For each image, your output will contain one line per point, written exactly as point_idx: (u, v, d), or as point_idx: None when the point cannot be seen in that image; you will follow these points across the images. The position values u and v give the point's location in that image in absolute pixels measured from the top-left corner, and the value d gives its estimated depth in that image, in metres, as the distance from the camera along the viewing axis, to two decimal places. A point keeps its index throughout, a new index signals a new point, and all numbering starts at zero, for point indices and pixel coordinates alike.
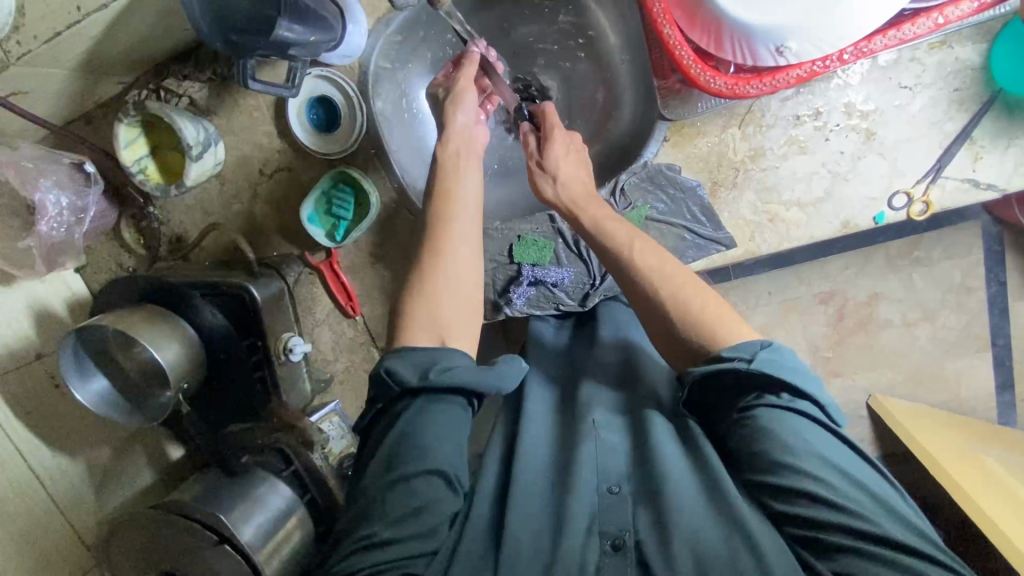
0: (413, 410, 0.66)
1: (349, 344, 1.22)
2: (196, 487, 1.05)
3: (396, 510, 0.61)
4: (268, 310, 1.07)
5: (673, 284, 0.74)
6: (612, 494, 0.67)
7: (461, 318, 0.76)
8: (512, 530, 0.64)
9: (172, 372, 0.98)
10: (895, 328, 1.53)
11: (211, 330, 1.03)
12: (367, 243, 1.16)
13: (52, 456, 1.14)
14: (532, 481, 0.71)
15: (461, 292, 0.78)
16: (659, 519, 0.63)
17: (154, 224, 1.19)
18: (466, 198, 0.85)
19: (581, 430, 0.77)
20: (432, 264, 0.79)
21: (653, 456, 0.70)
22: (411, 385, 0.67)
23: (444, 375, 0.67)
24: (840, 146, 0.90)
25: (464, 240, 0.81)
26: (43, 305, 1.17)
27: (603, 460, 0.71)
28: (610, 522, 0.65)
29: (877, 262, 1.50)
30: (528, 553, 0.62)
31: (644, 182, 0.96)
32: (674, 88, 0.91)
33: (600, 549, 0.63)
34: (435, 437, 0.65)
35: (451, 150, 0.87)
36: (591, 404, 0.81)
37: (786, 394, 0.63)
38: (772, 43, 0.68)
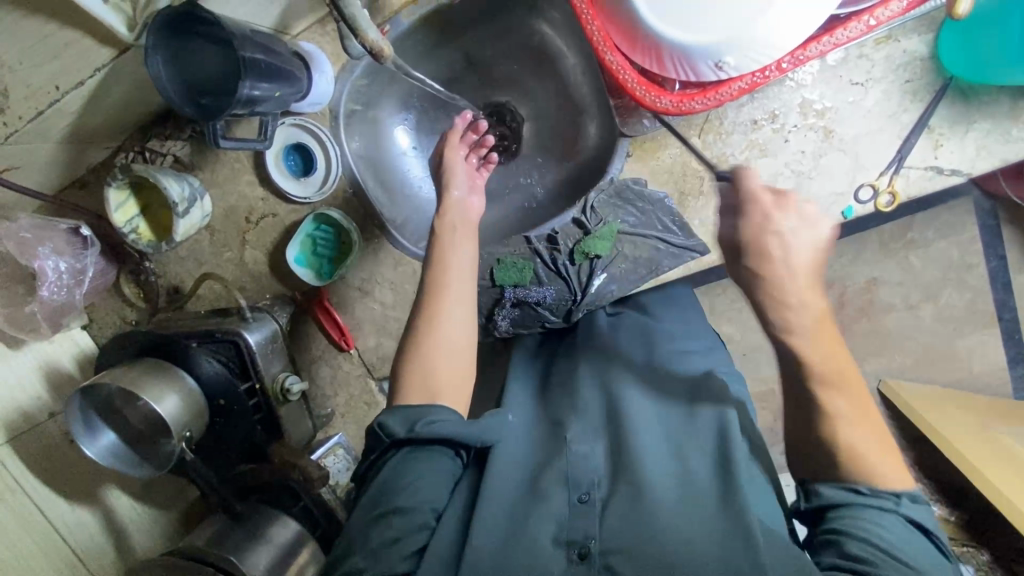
0: (402, 455, 0.71)
1: (345, 377, 1.25)
2: (208, 531, 1.13)
3: (370, 541, 0.65)
4: (263, 352, 1.10)
5: (850, 434, 0.70)
6: (582, 503, 0.70)
7: (427, 365, 0.79)
8: (474, 546, 0.66)
9: (173, 423, 1.00)
10: (897, 311, 1.52)
11: (210, 377, 1.07)
12: (353, 278, 1.18)
13: (72, 508, 1.19)
14: (502, 496, 0.72)
15: (448, 347, 0.81)
16: (626, 518, 0.66)
17: (151, 278, 1.24)
18: (456, 264, 0.88)
19: (555, 447, 0.79)
20: (427, 326, 0.83)
21: (626, 462, 0.74)
22: (400, 437, 0.71)
23: (429, 429, 0.70)
24: (801, 145, 0.91)
25: (456, 311, 0.84)
26: (54, 365, 1.21)
27: (572, 470, 0.74)
28: (577, 530, 0.67)
29: (870, 249, 1.49)
30: (488, 560, 0.64)
31: (612, 198, 1.00)
32: (628, 105, 0.94)
33: (567, 558, 0.65)
34: (414, 477, 0.69)
35: (448, 222, 0.94)
36: (572, 421, 0.83)
37: (903, 523, 0.65)
38: (710, 59, 0.70)
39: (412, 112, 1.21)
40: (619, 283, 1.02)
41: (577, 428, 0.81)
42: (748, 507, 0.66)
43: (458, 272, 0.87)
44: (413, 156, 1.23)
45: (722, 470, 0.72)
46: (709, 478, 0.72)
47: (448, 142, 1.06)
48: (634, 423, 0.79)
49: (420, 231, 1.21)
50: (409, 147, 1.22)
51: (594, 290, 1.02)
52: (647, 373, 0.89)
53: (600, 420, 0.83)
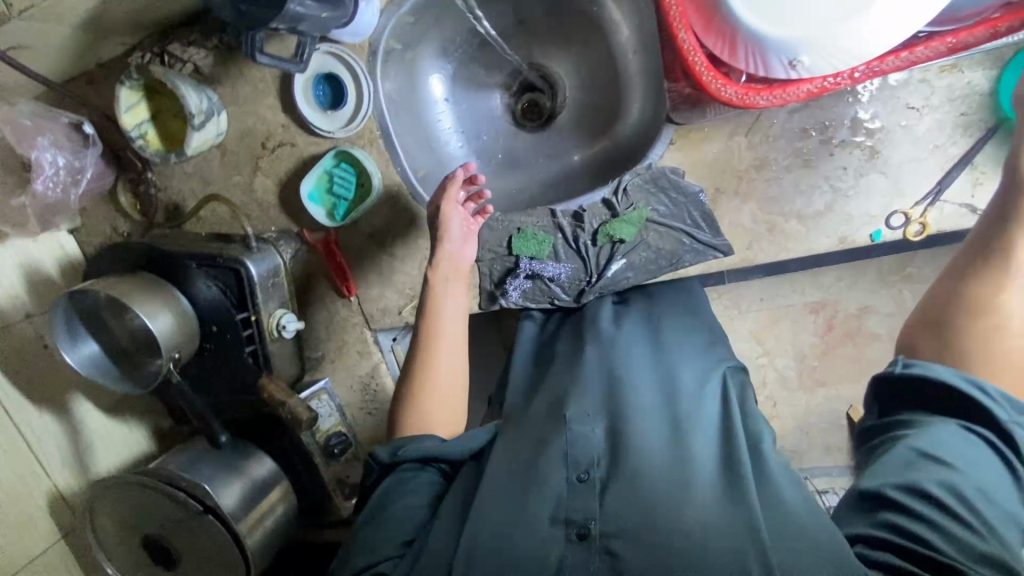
0: (391, 478, 0.76)
1: (341, 324, 1.22)
2: (183, 455, 1.13)
3: (368, 544, 0.70)
4: (263, 285, 1.06)
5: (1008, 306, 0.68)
6: (580, 481, 0.71)
7: (423, 407, 0.88)
8: (474, 527, 0.67)
9: (163, 342, 0.96)
10: (881, 342, 1.53)
11: (207, 301, 1.04)
12: (366, 224, 1.14)
13: (39, 415, 1.14)
14: (501, 472, 0.75)
15: (442, 392, 0.89)
16: (626, 502, 0.66)
17: (151, 190, 1.18)
18: (448, 307, 0.94)
19: (555, 425, 0.79)
20: (423, 371, 0.89)
21: (625, 448, 0.73)
22: (387, 462, 0.77)
23: (412, 450, 0.77)
24: (844, 161, 0.90)
25: (449, 355, 0.91)
26: (34, 265, 1.16)
27: (572, 450, 0.75)
28: (576, 510, 0.68)
29: (868, 276, 1.48)
30: (487, 542, 0.65)
31: (647, 183, 0.97)
32: (684, 92, 0.85)
33: (565, 537, 0.65)
34: (404, 495, 0.74)
35: (441, 274, 0.95)
36: (573, 400, 0.82)
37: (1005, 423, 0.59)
38: (784, 56, 0.68)
39: (450, 61, 1.16)
40: (637, 271, 1.01)
41: (577, 407, 0.81)
42: (751, 499, 0.65)
43: (448, 313, 0.94)
44: (444, 108, 1.18)
45: (726, 460, 0.72)
46: (711, 467, 0.72)
47: (444, 192, 0.96)
48: (636, 412, 0.79)
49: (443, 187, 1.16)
50: (443, 97, 1.18)
51: (610, 275, 1.02)
52: (655, 366, 0.89)
53: (603, 403, 0.82)
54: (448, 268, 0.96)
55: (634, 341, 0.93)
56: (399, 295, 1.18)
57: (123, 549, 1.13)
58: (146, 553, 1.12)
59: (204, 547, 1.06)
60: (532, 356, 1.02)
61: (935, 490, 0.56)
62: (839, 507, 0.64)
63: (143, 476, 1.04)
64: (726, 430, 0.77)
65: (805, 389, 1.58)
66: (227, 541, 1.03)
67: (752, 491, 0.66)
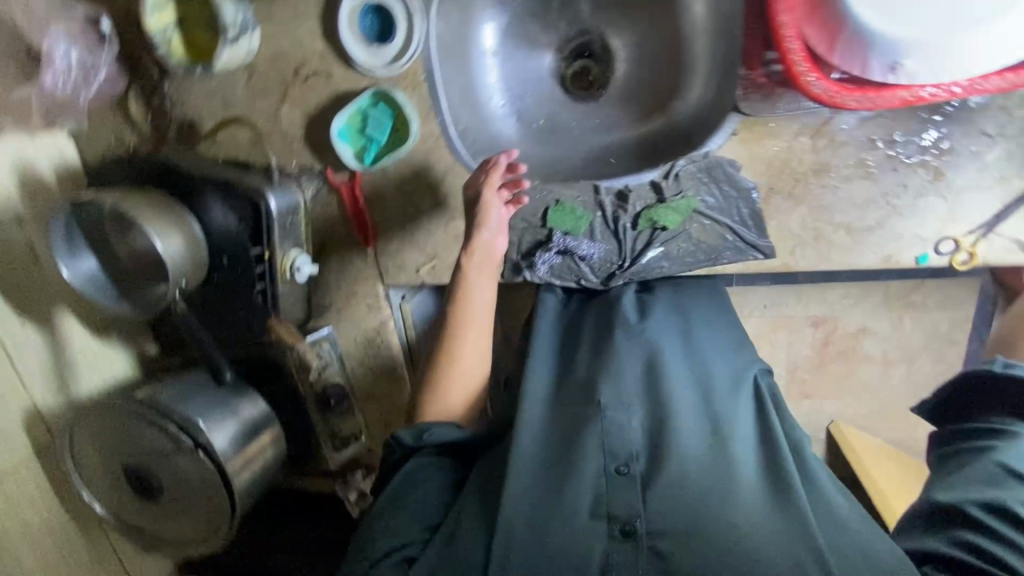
0: (410, 464, 0.77)
1: (353, 274, 1.17)
2: (173, 386, 1.08)
3: (387, 528, 0.69)
4: (282, 223, 1.00)
5: None
6: (620, 474, 0.69)
7: (443, 396, 0.87)
8: (507, 515, 0.65)
9: (172, 268, 0.91)
10: (873, 363, 1.48)
11: (220, 230, 0.99)
12: (395, 174, 1.08)
13: (22, 325, 1.06)
14: (533, 459, 0.73)
15: (464, 380, 0.90)
16: (671, 503, 0.65)
17: (167, 103, 1.10)
18: (478, 298, 0.93)
19: (589, 410, 0.78)
20: (447, 359, 0.90)
21: (664, 445, 0.71)
22: (408, 446, 0.79)
23: (431, 437, 0.79)
24: (906, 179, 0.87)
25: (474, 344, 0.91)
26: (31, 166, 1.05)
27: (609, 440, 0.73)
28: (618, 506, 0.66)
29: (874, 298, 1.41)
30: (522, 535, 0.64)
31: (700, 172, 0.94)
32: (759, 82, 0.85)
33: (609, 535, 0.64)
34: (419, 486, 0.74)
35: (474, 262, 0.93)
36: (603, 384, 0.80)
37: None
38: (887, 58, 0.64)
39: (505, 12, 1.09)
40: (672, 262, 0.98)
41: (610, 394, 0.78)
42: (807, 511, 0.64)
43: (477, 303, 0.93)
44: (492, 62, 1.10)
45: (773, 468, 0.71)
46: (751, 473, 0.71)
47: (485, 179, 0.93)
48: (674, 403, 0.78)
49: (479, 146, 1.10)
50: (492, 49, 1.10)
51: (644, 262, 0.99)
52: (684, 363, 0.87)
53: (639, 394, 0.80)
54: (478, 256, 0.94)
55: (663, 332, 0.92)
56: (419, 252, 1.13)
57: (101, 478, 1.09)
58: (127, 485, 1.08)
59: (188, 484, 1.03)
60: (553, 334, 1.00)
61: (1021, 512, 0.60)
62: (905, 516, 0.69)
63: (127, 399, 1.03)
64: (768, 436, 0.76)
65: (791, 400, 1.57)
66: (215, 480, 1.01)
67: (801, 501, 0.66)
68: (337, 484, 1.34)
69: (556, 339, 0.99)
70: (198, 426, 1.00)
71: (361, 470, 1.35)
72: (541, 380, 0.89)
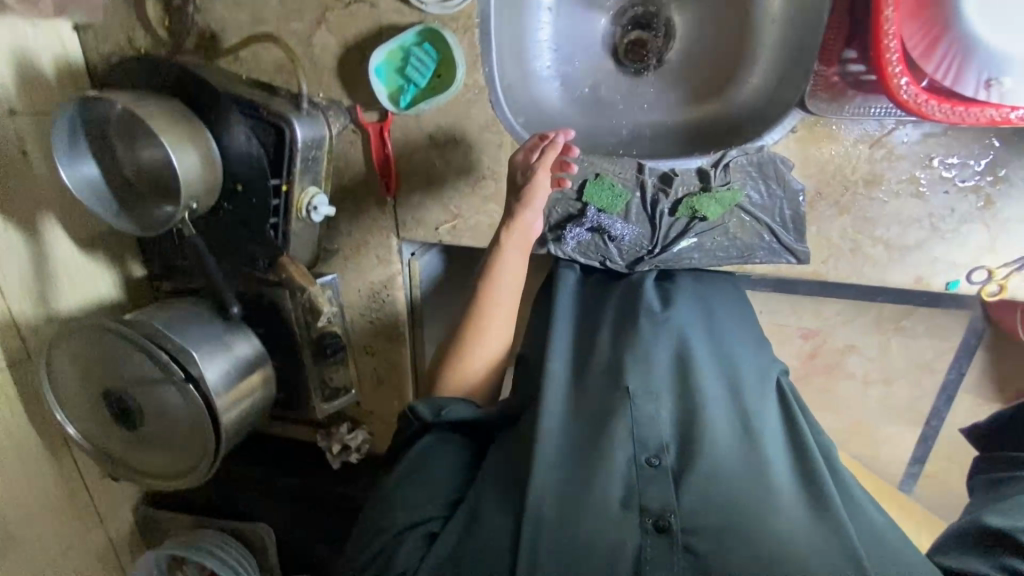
0: (429, 436, 0.86)
1: (368, 222, 1.11)
2: (165, 312, 1.01)
3: (406, 496, 0.78)
4: (304, 156, 0.94)
5: None
6: (651, 466, 0.74)
7: (464, 362, 0.95)
8: (536, 501, 0.71)
9: (185, 188, 0.84)
10: (852, 381, 1.40)
11: (239, 154, 0.91)
12: (430, 122, 1.02)
13: (5, 229, 0.97)
14: (559, 446, 0.78)
15: (485, 352, 0.96)
16: (702, 501, 0.69)
17: (189, 9, 0.99)
18: (506, 287, 0.95)
19: (616, 397, 0.82)
20: (473, 330, 0.95)
21: (693, 442, 0.76)
22: (426, 421, 0.88)
23: (446, 415, 0.88)
24: (954, 203, 0.86)
25: (499, 322, 0.96)
26: (28, 54, 0.97)
27: (640, 431, 0.78)
28: (651, 498, 0.71)
29: (867, 317, 1.31)
30: (552, 519, 0.69)
31: (751, 166, 0.91)
32: (831, 81, 0.82)
33: (642, 528, 0.69)
34: (434, 460, 0.83)
35: (513, 240, 0.94)
36: (629, 370, 0.84)
37: None
38: (985, 72, 0.63)
39: None
40: (702, 254, 0.97)
41: (639, 382, 0.82)
42: (843, 517, 0.68)
43: (503, 292, 0.95)
44: (547, 18, 1.04)
45: (803, 473, 0.75)
46: (782, 474, 0.74)
47: (542, 157, 0.91)
48: (704, 397, 0.81)
49: (521, 105, 1.03)
50: (549, 4, 1.04)
51: (674, 251, 0.97)
52: (707, 356, 0.89)
53: (671, 389, 0.84)
54: (518, 235, 0.95)
55: (688, 322, 0.92)
56: (442, 209, 1.08)
57: (79, 401, 1.04)
58: (105, 409, 1.03)
59: (174, 418, 0.98)
60: (573, 312, 0.98)
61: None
62: (949, 542, 0.68)
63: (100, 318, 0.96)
64: (798, 438, 0.80)
65: None
66: (202, 415, 0.95)
67: (829, 505, 0.70)
68: (319, 434, 1.30)
69: (575, 317, 0.98)
70: (189, 352, 0.94)
71: (347, 424, 1.31)
72: (561, 361, 0.90)
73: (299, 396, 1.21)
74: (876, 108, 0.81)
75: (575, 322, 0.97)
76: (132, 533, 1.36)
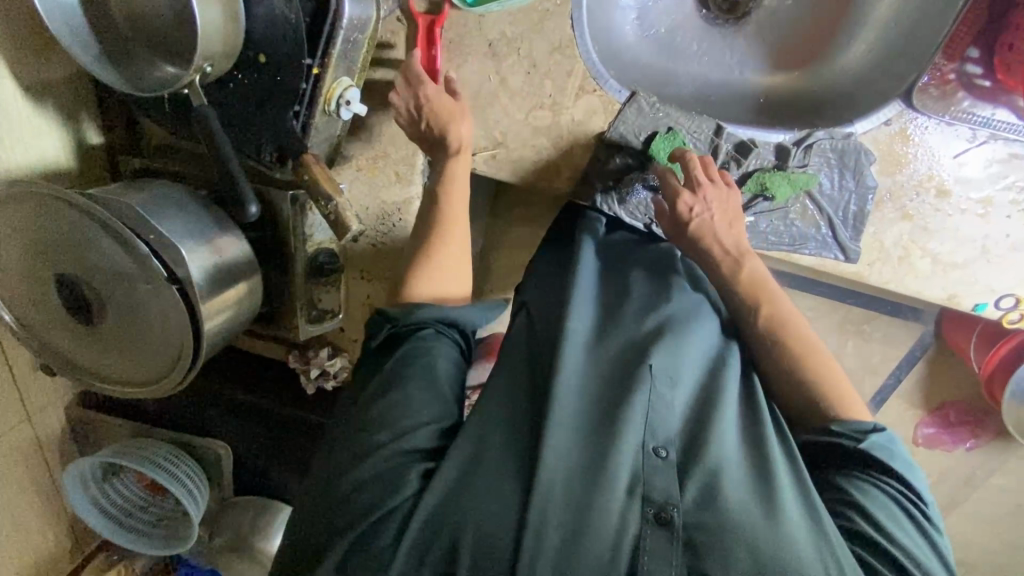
0: (397, 352, 0.74)
1: (394, 132, 0.97)
2: (141, 194, 0.85)
3: (382, 420, 0.68)
4: (347, 37, 0.78)
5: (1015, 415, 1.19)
6: (657, 457, 0.67)
7: (431, 268, 0.84)
8: (546, 475, 0.63)
9: (201, 48, 0.67)
10: None
11: (271, 16, 0.74)
12: (495, 27, 0.87)
13: None
14: (566, 415, 0.69)
15: (450, 261, 0.85)
16: (706, 498, 0.64)
17: None
18: (457, 192, 0.87)
19: (637, 371, 0.74)
20: (434, 241, 0.85)
21: (703, 438, 0.69)
22: (394, 322, 0.77)
23: (419, 312, 0.77)
24: (1012, 229, 0.87)
25: (459, 231, 0.86)
26: None
27: (652, 417, 0.70)
28: (655, 488, 0.65)
29: (835, 316, 1.30)
30: (558, 498, 0.62)
31: (832, 152, 0.87)
32: (946, 77, 0.80)
33: (642, 516, 0.63)
34: (405, 389, 0.70)
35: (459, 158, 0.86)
36: (655, 348, 0.77)
37: (866, 442, 0.71)
38: None
39: None
40: (755, 236, 0.92)
41: (661, 362, 0.75)
42: (833, 533, 0.62)
43: (451, 241, 0.86)
44: None
45: (798, 472, 0.69)
46: (792, 481, 0.68)
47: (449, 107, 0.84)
48: (718, 393, 0.76)
49: (597, 32, 0.91)
50: None
51: None
52: (722, 345, 0.84)
53: (688, 378, 0.77)
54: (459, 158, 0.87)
55: (698, 307, 0.86)
56: (480, 131, 0.94)
57: (25, 284, 0.88)
58: (56, 295, 0.87)
59: (139, 317, 0.84)
60: (598, 268, 0.92)
61: (899, 556, 0.63)
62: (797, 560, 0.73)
63: (53, 188, 0.78)
64: (784, 435, 0.75)
65: None
66: (186, 321, 0.82)
67: (826, 516, 0.65)
68: (292, 355, 1.18)
69: (601, 273, 0.92)
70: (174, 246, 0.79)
71: (327, 349, 1.19)
72: (592, 319, 0.83)
73: (281, 313, 1.08)
74: (979, 116, 0.81)
75: (597, 280, 0.90)
76: (61, 433, 1.22)
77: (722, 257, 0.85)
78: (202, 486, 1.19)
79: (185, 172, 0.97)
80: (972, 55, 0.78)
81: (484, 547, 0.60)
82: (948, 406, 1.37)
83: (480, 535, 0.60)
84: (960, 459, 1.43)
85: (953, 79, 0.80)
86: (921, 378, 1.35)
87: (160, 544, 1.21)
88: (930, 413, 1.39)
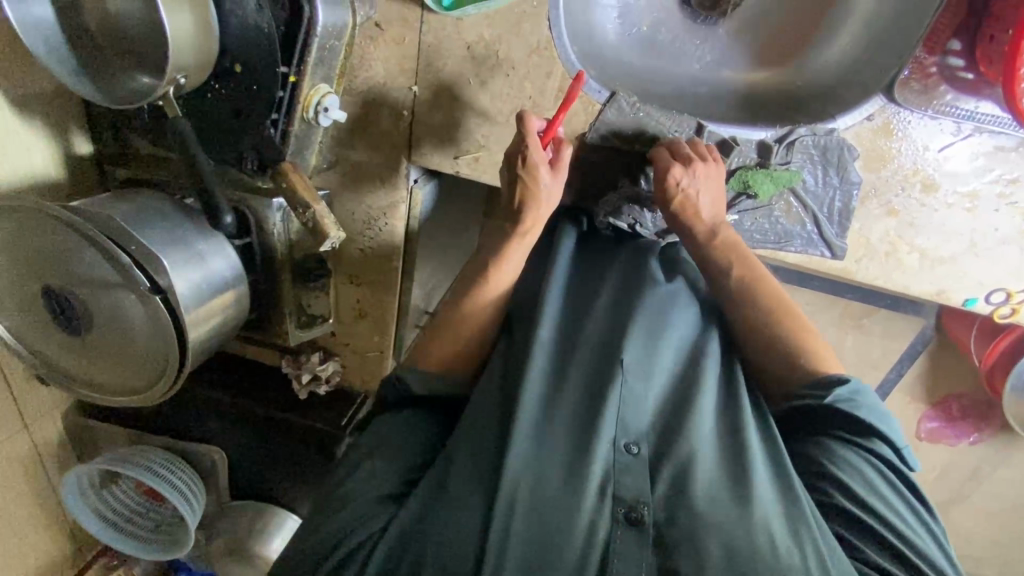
0: (406, 412, 0.77)
1: (377, 136, 0.96)
2: (128, 207, 0.86)
3: (353, 480, 0.70)
4: (321, 43, 0.78)
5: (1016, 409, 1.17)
6: (629, 453, 0.67)
7: (453, 339, 0.83)
8: (514, 476, 0.64)
9: (173, 59, 0.68)
10: None
11: (246, 26, 0.75)
12: (474, 31, 0.87)
13: None
14: (534, 422, 0.69)
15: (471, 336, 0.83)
16: (678, 492, 0.64)
17: None
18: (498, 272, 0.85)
19: (607, 368, 0.73)
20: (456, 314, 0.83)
21: (675, 432, 0.69)
22: (415, 394, 0.78)
23: (435, 389, 0.78)
24: (999, 222, 0.85)
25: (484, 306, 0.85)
26: None
27: (624, 411, 0.70)
28: (624, 487, 0.65)
29: (833, 311, 1.29)
30: (525, 502, 0.63)
31: (816, 148, 0.86)
32: (927, 70, 0.78)
33: (614, 516, 0.63)
34: (391, 438, 0.74)
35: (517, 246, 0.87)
36: (627, 342, 0.76)
37: (833, 395, 0.71)
38: None
39: None
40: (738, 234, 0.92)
41: (636, 359, 0.74)
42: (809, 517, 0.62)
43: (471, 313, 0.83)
44: None
45: (775, 460, 0.69)
46: (768, 472, 0.67)
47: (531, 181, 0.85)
48: (695, 386, 0.75)
49: (576, 32, 0.90)
50: None
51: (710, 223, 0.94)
52: (700, 336, 0.83)
53: (663, 369, 0.76)
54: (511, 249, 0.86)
55: (679, 302, 0.84)
56: (463, 134, 0.94)
57: (17, 294, 0.89)
58: (43, 303, 0.87)
59: (127, 330, 0.85)
60: (571, 265, 0.91)
61: (875, 524, 0.63)
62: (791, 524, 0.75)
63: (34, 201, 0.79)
64: (763, 423, 0.74)
65: None
66: (171, 337, 0.82)
67: (804, 499, 0.64)
68: (285, 360, 1.19)
69: (578, 270, 0.91)
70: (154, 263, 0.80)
71: (319, 354, 1.20)
72: (570, 319, 0.82)
73: (268, 320, 1.06)
74: (962, 110, 0.80)
75: (573, 276, 0.89)
76: (61, 442, 1.23)
77: (698, 237, 0.86)
78: (199, 492, 1.19)
79: (171, 180, 0.97)
80: (954, 46, 0.77)
81: (447, 551, 0.61)
82: (950, 400, 1.35)
83: (444, 541, 0.61)
84: (964, 452, 1.41)
85: (935, 72, 0.78)
86: (922, 372, 1.33)
87: (157, 549, 1.22)
88: (932, 407, 1.37)
